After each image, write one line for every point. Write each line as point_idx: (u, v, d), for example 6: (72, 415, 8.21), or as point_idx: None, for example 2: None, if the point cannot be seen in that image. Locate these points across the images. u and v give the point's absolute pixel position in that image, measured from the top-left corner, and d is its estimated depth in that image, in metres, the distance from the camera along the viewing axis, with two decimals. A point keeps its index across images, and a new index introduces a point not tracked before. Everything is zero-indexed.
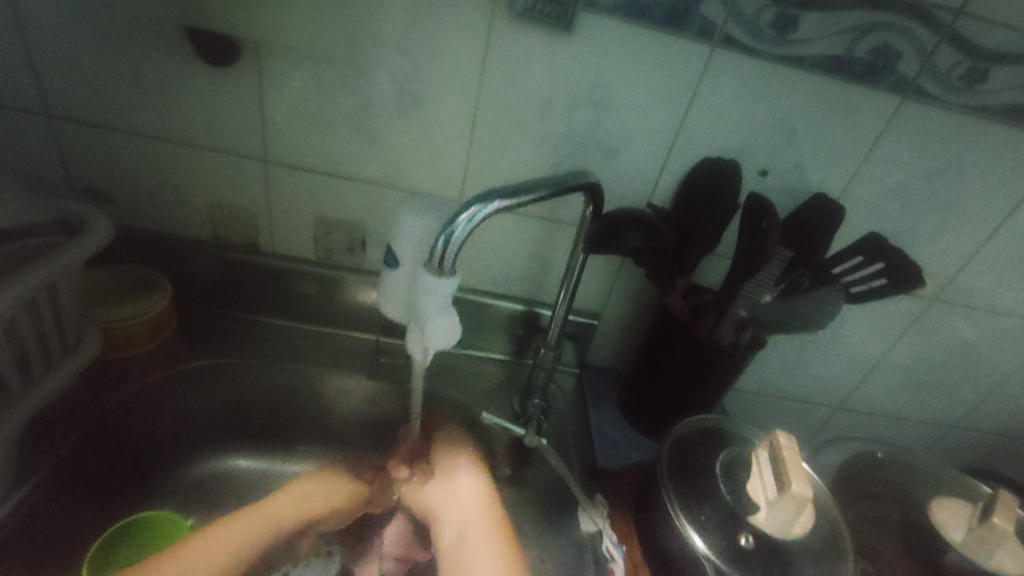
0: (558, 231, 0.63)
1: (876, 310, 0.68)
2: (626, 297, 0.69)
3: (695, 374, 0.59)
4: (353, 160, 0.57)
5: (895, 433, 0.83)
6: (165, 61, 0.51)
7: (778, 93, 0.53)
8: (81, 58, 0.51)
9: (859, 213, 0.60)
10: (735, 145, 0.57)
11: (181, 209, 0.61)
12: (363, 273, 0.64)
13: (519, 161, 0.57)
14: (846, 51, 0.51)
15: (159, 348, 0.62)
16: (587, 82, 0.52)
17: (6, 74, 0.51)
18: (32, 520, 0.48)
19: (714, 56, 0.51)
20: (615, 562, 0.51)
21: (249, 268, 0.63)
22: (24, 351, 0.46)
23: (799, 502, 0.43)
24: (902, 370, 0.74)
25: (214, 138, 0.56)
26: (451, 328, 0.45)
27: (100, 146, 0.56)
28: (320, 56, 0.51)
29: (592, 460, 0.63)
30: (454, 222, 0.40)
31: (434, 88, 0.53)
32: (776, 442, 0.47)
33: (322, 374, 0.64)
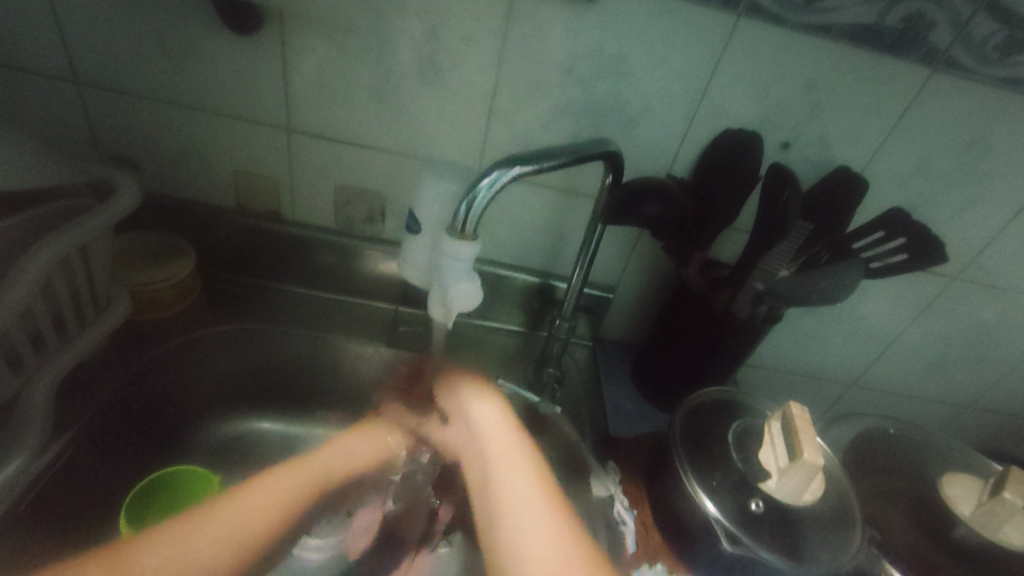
0: (576, 203, 0.63)
1: (895, 288, 0.68)
2: (641, 270, 0.69)
3: (709, 347, 0.60)
4: (374, 129, 0.58)
5: (909, 411, 0.83)
6: (189, 27, 0.52)
7: (804, 64, 0.52)
8: (108, 25, 0.51)
9: (882, 188, 0.60)
10: (757, 118, 0.56)
11: (205, 176, 0.62)
12: (382, 243, 0.66)
13: (538, 132, 0.57)
14: (876, 21, 0.49)
15: (186, 312, 0.64)
16: (609, 51, 0.52)
17: (36, 40, 0.52)
18: (71, 469, 0.51)
19: (739, 25, 0.50)
20: (626, 526, 0.54)
21: (271, 235, 0.65)
22: (59, 309, 0.48)
23: (811, 471, 0.45)
24: (919, 348, 0.74)
25: (237, 105, 0.57)
26: (472, 293, 0.45)
27: (127, 113, 0.57)
28: (342, 23, 0.51)
29: (605, 428, 0.65)
30: (476, 188, 0.41)
31: (455, 56, 0.53)
32: (789, 413, 0.48)
33: (341, 341, 0.66)
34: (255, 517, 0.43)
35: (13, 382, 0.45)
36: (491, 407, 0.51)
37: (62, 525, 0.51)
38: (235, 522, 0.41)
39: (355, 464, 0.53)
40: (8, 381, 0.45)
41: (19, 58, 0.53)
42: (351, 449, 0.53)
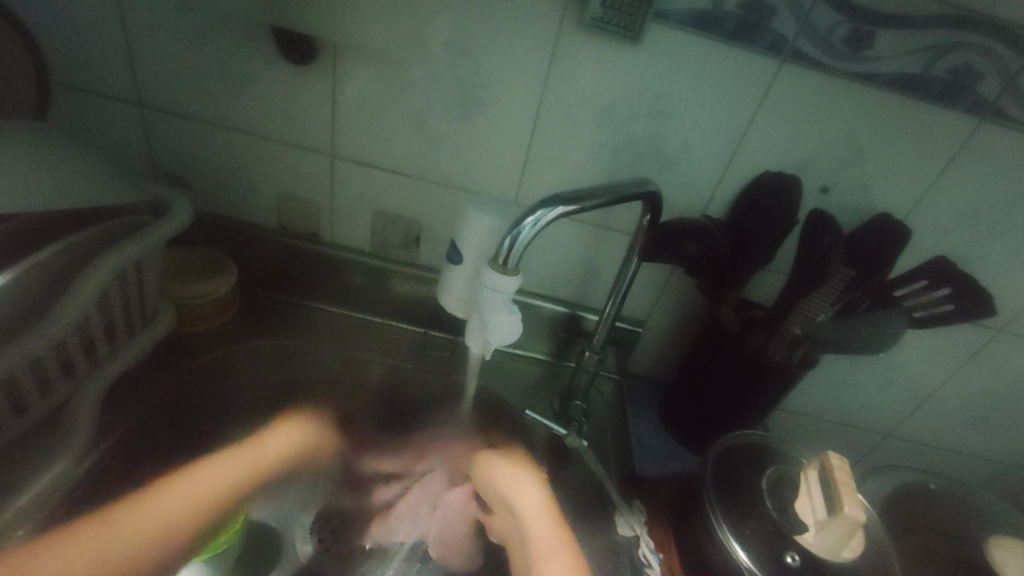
0: (610, 237, 0.63)
1: (937, 337, 0.66)
2: (672, 306, 0.69)
3: (744, 389, 0.59)
4: (415, 157, 0.59)
5: (947, 466, 0.80)
6: (249, 57, 0.54)
7: (848, 109, 0.52)
8: (174, 54, 0.55)
9: (926, 235, 0.59)
10: (797, 161, 0.56)
11: (250, 196, 0.64)
12: (416, 267, 0.66)
13: (576, 166, 0.58)
14: (923, 70, 0.49)
15: (222, 328, 0.65)
16: (651, 91, 0.53)
17: (107, 65, 0.56)
18: (105, 480, 0.51)
19: (783, 70, 0.51)
20: (651, 569, 0.52)
21: (308, 255, 0.66)
22: (110, 320, 0.50)
23: (851, 526, 0.43)
24: (961, 401, 0.71)
25: (285, 131, 0.59)
26: (513, 325, 0.46)
27: (182, 135, 0.60)
28: (393, 58, 0.53)
29: (631, 467, 0.63)
30: (521, 225, 0.42)
31: (499, 92, 0.54)
32: (828, 463, 0.47)
33: (369, 362, 0.67)
34: (193, 498, 0.54)
35: (61, 389, 0.47)
36: (532, 491, 0.59)
37: None
38: (170, 512, 0.52)
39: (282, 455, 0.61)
40: (58, 386, 0.46)
41: (90, 81, 0.57)
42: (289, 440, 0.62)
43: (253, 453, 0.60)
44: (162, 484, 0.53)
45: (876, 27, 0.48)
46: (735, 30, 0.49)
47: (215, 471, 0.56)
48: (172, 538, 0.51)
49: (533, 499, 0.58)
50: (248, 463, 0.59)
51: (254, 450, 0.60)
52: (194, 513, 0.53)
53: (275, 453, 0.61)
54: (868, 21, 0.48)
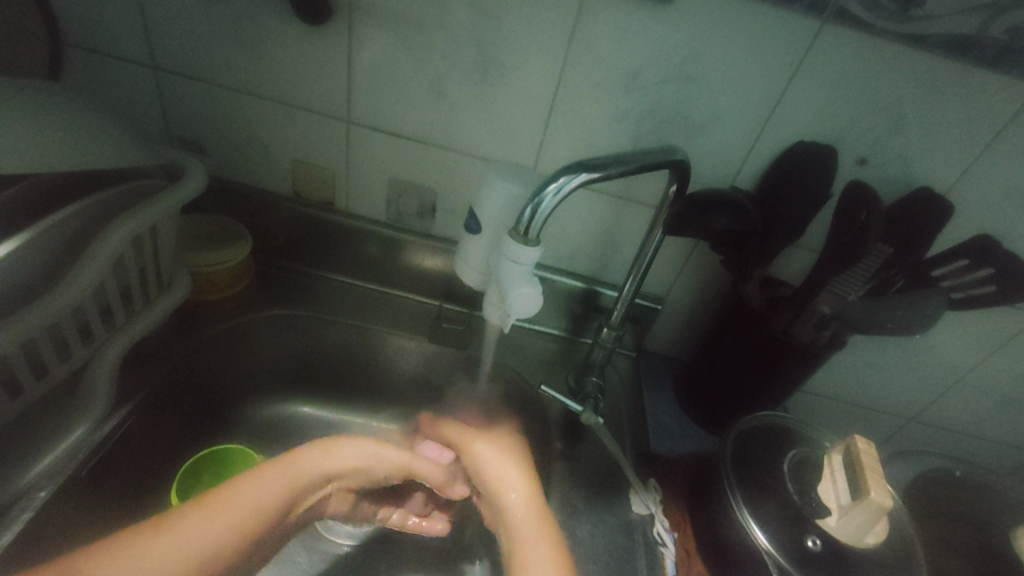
0: (632, 210, 0.61)
1: (972, 320, 0.63)
2: (694, 283, 0.67)
3: (765, 370, 0.57)
4: (431, 124, 0.57)
5: (971, 451, 0.78)
6: (261, 17, 0.52)
7: (891, 75, 0.49)
8: (186, 14, 0.53)
9: (967, 212, 0.55)
10: (833, 131, 0.53)
11: (265, 163, 0.63)
12: (432, 239, 0.65)
13: (598, 135, 0.56)
14: (977, 31, 0.46)
15: (239, 296, 0.65)
16: (680, 54, 0.50)
17: (119, 27, 0.54)
18: (127, 442, 0.52)
19: (823, 32, 0.47)
20: (665, 547, 0.52)
21: (324, 224, 0.65)
22: (128, 285, 0.50)
23: (876, 512, 0.41)
24: (992, 386, 0.69)
25: (299, 95, 0.57)
26: (533, 299, 0.44)
27: (196, 99, 0.59)
28: (409, 19, 0.51)
29: (646, 444, 0.62)
30: (541, 193, 0.40)
31: (519, 55, 0.52)
32: (853, 446, 0.46)
33: (384, 333, 0.66)
34: (264, 500, 0.42)
35: (81, 353, 0.47)
36: (520, 486, 0.51)
37: (120, 492, 0.53)
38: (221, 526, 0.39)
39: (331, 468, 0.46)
40: (78, 351, 0.46)
41: (103, 43, 0.56)
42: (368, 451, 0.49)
43: (330, 461, 0.46)
44: (209, 498, 0.41)
45: None
46: None
47: (273, 480, 0.43)
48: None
49: (517, 494, 0.50)
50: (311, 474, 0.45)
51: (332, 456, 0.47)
52: (243, 533, 0.40)
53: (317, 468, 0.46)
54: None
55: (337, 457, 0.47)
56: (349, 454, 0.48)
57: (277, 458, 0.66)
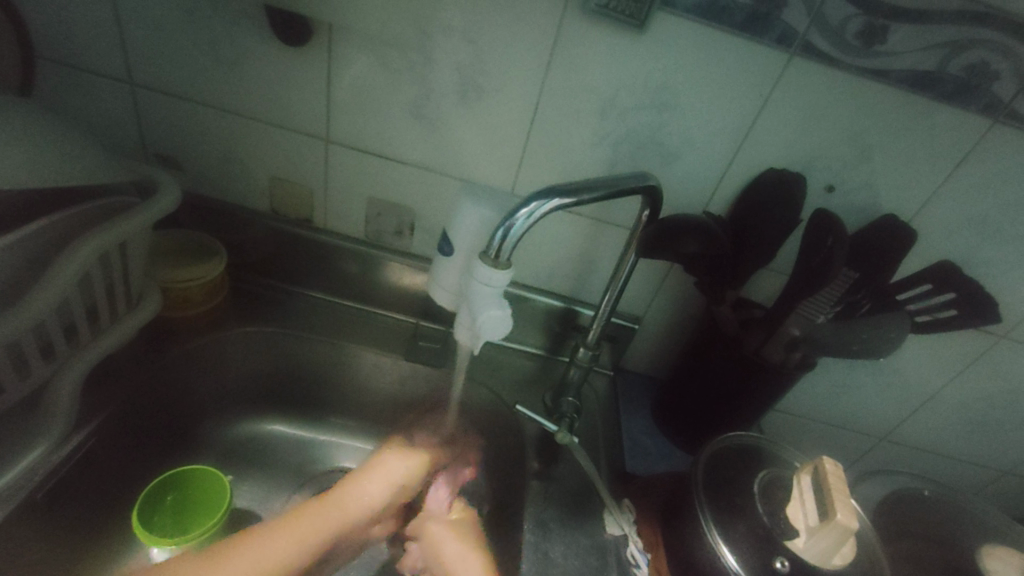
0: (608, 231, 0.62)
1: (939, 342, 0.64)
2: (669, 303, 0.68)
3: (738, 390, 0.58)
4: (411, 145, 0.58)
5: (940, 471, 0.80)
6: (242, 37, 0.53)
7: (856, 107, 0.51)
8: (164, 32, 0.53)
9: (930, 238, 0.57)
10: (801, 158, 0.54)
11: (242, 180, 0.63)
12: (410, 257, 0.65)
13: (575, 159, 0.57)
14: (936, 68, 0.48)
15: (211, 312, 0.64)
16: (654, 83, 0.51)
17: (95, 41, 0.54)
18: (88, 462, 0.50)
19: (791, 64, 0.49)
20: (638, 569, 0.53)
21: (301, 241, 0.65)
22: (94, 302, 0.49)
23: (842, 534, 0.42)
24: (958, 407, 0.70)
25: (279, 113, 0.57)
26: (503, 322, 0.44)
27: (173, 115, 0.58)
28: (390, 41, 0.51)
29: (622, 464, 0.63)
30: (514, 216, 0.40)
31: (498, 79, 0.53)
32: (820, 467, 0.46)
33: (359, 351, 0.66)
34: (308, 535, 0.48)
35: (43, 371, 0.46)
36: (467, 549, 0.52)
37: (78, 519, 0.50)
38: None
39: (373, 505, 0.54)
40: (37, 369, 0.45)
41: (78, 58, 0.55)
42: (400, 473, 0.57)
43: (360, 494, 0.53)
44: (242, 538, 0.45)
45: (890, 21, 0.46)
46: (744, 20, 0.47)
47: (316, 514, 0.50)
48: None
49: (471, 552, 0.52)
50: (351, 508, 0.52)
51: (361, 488, 0.54)
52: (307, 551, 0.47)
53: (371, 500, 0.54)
54: (882, 15, 0.46)
55: (358, 492, 0.53)
56: (375, 478, 0.55)
57: (246, 477, 0.65)
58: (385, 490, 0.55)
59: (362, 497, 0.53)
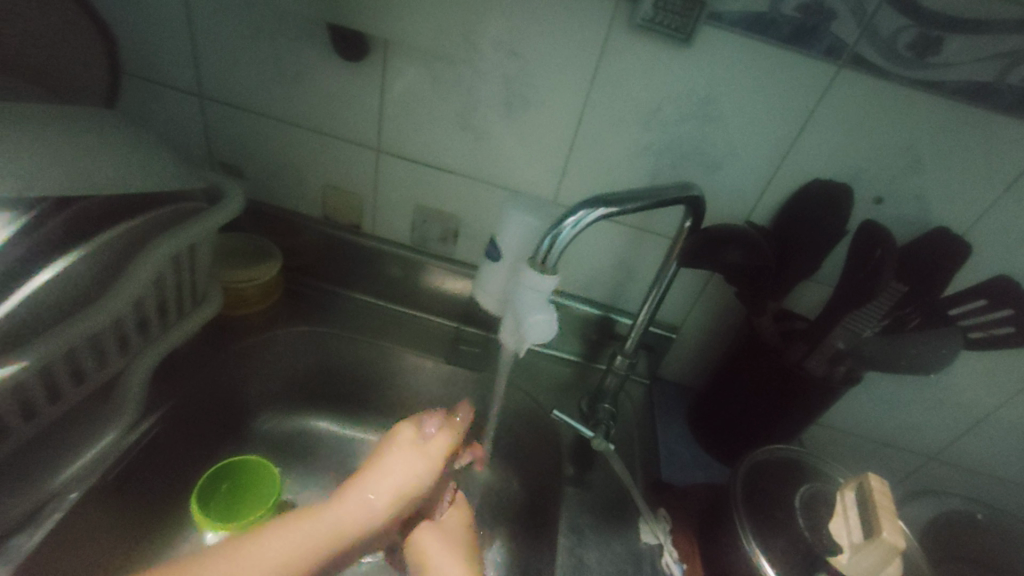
0: (648, 241, 0.62)
1: (995, 359, 0.62)
2: (708, 314, 0.67)
3: (777, 403, 0.58)
4: (458, 155, 0.60)
5: (995, 496, 0.76)
6: (305, 54, 0.56)
7: (907, 119, 0.50)
8: (234, 49, 0.57)
9: (986, 253, 0.56)
10: (848, 170, 0.54)
11: (297, 187, 0.66)
12: (453, 262, 0.68)
13: (616, 168, 0.58)
14: (996, 78, 0.47)
15: (266, 311, 0.67)
16: (698, 94, 0.52)
17: (173, 58, 0.59)
18: (153, 447, 0.54)
19: (839, 75, 0.49)
20: None
21: (350, 245, 0.68)
22: (164, 300, 0.52)
23: (889, 552, 0.40)
24: (1015, 429, 0.67)
25: (334, 124, 0.61)
26: (548, 327, 0.46)
27: (237, 125, 0.63)
28: (442, 56, 0.54)
29: (657, 473, 0.63)
30: (561, 225, 0.42)
31: (543, 91, 0.54)
32: (865, 484, 0.45)
33: (400, 352, 0.68)
34: (292, 556, 0.38)
35: (118, 362, 0.49)
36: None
37: (140, 501, 0.54)
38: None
39: (399, 493, 0.44)
40: (113, 361, 0.48)
41: (156, 73, 0.60)
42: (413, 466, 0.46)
43: (362, 504, 0.42)
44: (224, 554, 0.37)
45: (945, 32, 0.45)
46: (791, 33, 0.48)
47: (301, 531, 0.40)
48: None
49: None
50: (347, 526, 0.41)
51: (363, 499, 0.43)
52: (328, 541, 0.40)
53: (401, 481, 0.45)
54: (936, 26, 0.45)
55: (366, 489, 0.43)
56: (382, 484, 0.44)
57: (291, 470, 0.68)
58: (391, 502, 0.44)
59: (361, 510, 0.42)
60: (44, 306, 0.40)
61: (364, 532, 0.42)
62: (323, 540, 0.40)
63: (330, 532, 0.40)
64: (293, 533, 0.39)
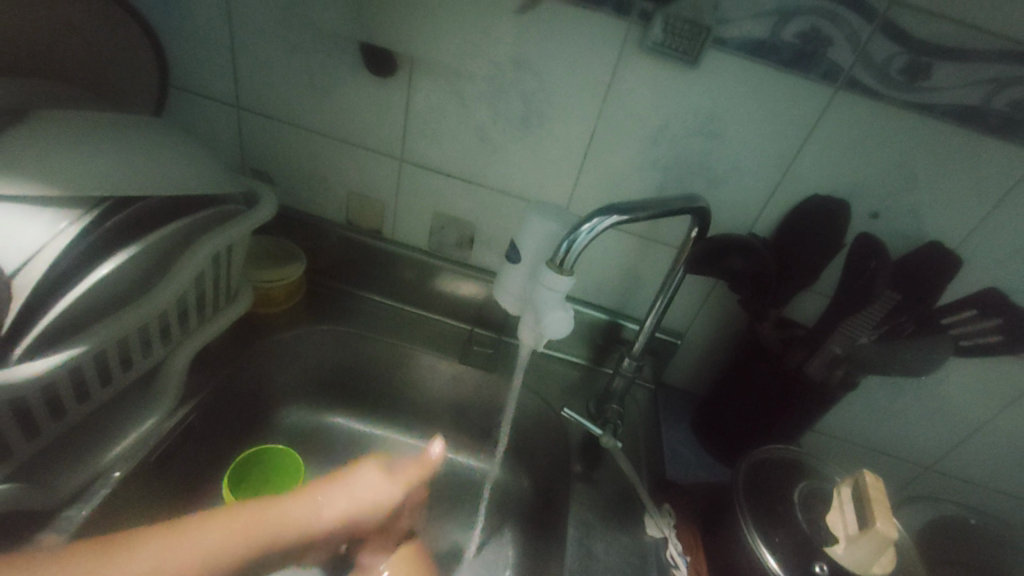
0: (655, 250, 0.66)
1: (988, 370, 0.65)
2: (712, 321, 0.70)
3: (779, 406, 0.60)
4: (476, 166, 0.64)
5: (992, 505, 0.78)
6: (337, 70, 0.60)
7: (900, 138, 0.54)
8: (271, 64, 0.61)
9: (977, 266, 0.59)
10: (847, 185, 0.57)
11: (323, 193, 0.70)
12: (468, 267, 0.71)
13: (626, 181, 0.61)
14: (983, 102, 0.50)
15: (290, 311, 0.71)
16: (704, 113, 0.56)
17: (213, 71, 0.63)
18: (188, 435, 0.57)
19: (836, 97, 0.52)
20: (678, 571, 0.55)
21: (370, 250, 0.72)
22: (203, 294, 0.56)
23: (883, 542, 0.43)
24: (1009, 439, 0.70)
25: (360, 136, 0.65)
26: (564, 322, 0.50)
27: (270, 135, 0.67)
28: (465, 73, 0.58)
29: (662, 472, 0.65)
30: (577, 231, 0.45)
31: (559, 108, 0.58)
32: (862, 480, 0.48)
33: (417, 352, 0.71)
34: (212, 554, 0.38)
35: (161, 351, 0.52)
36: None
37: (174, 484, 0.57)
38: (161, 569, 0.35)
39: (347, 512, 0.47)
40: (156, 349, 0.52)
41: (198, 85, 0.64)
42: (369, 489, 0.49)
43: (306, 511, 0.44)
44: (180, 532, 0.37)
45: (934, 59, 0.49)
46: (791, 58, 0.51)
47: (246, 525, 0.40)
48: None
49: None
50: (291, 525, 0.43)
51: (314, 504, 0.45)
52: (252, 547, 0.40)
53: (358, 503, 0.48)
54: (926, 53, 0.49)
55: (319, 500, 0.46)
56: (333, 502, 0.46)
57: (311, 462, 0.71)
58: (340, 514, 0.46)
59: (312, 517, 0.44)
60: (105, 295, 0.44)
61: (304, 539, 0.43)
62: (247, 541, 0.40)
63: (257, 531, 0.41)
64: (232, 528, 0.40)
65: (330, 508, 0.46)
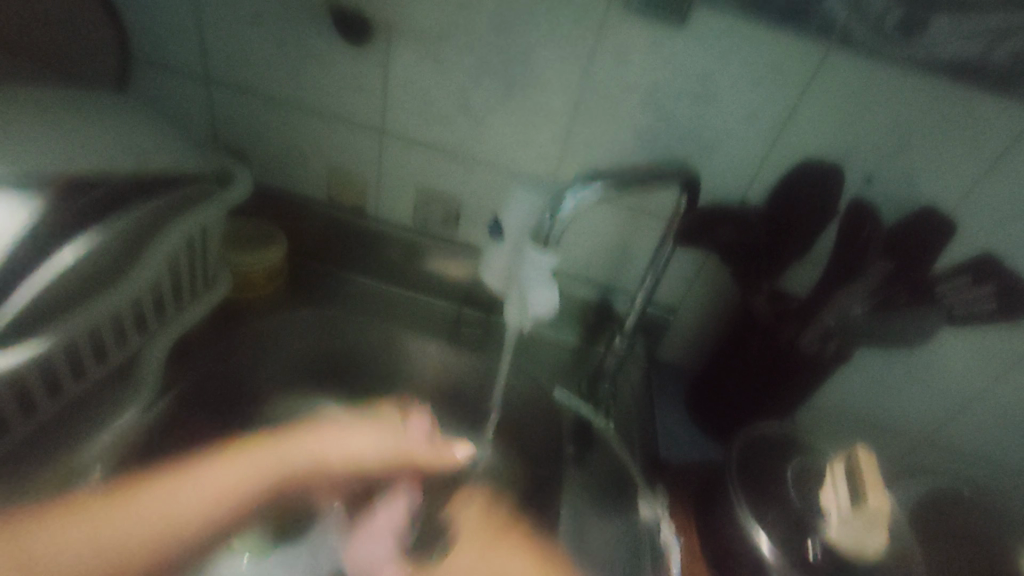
0: (645, 222, 0.64)
1: (984, 338, 0.64)
2: (704, 294, 0.69)
3: (773, 381, 0.59)
4: (458, 138, 0.62)
5: (987, 476, 0.78)
6: (310, 39, 0.58)
7: (896, 97, 0.51)
8: (240, 35, 0.58)
9: (975, 232, 0.57)
10: (840, 151, 0.55)
11: (302, 171, 0.68)
12: (455, 245, 0.69)
13: (613, 151, 0.59)
14: (983, 57, 0.48)
15: (272, 297, 0.69)
16: (693, 75, 0.53)
17: (179, 43, 0.60)
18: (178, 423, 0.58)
19: (830, 56, 0.50)
20: (670, 551, 0.53)
21: (354, 229, 0.70)
22: (177, 281, 0.54)
23: (875, 519, 0.45)
24: (1004, 408, 0.69)
25: (337, 109, 0.62)
26: (550, 300, 0.50)
27: (243, 111, 0.64)
28: (443, 40, 0.55)
29: (656, 450, 0.64)
30: (558, 209, 0.46)
31: (542, 75, 0.56)
32: (853, 455, 0.49)
33: (404, 336, 0.70)
34: (201, 504, 0.50)
35: (136, 340, 0.51)
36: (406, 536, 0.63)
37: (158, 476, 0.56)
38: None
39: (360, 460, 0.63)
40: (132, 339, 0.50)
41: (164, 59, 0.61)
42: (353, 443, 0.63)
43: (333, 445, 0.62)
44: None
45: (932, 12, 0.47)
46: (782, 14, 0.49)
47: (206, 488, 0.51)
48: (165, 549, 0.46)
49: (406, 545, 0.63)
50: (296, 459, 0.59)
51: (320, 447, 0.61)
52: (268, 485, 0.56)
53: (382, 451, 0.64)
54: (923, 6, 0.47)
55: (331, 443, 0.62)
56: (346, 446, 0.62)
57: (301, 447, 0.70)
58: (343, 460, 0.62)
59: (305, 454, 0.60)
60: (73, 283, 0.42)
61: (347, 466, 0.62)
62: (240, 481, 0.54)
63: (275, 467, 0.57)
64: (224, 473, 0.54)
65: (329, 456, 0.61)
